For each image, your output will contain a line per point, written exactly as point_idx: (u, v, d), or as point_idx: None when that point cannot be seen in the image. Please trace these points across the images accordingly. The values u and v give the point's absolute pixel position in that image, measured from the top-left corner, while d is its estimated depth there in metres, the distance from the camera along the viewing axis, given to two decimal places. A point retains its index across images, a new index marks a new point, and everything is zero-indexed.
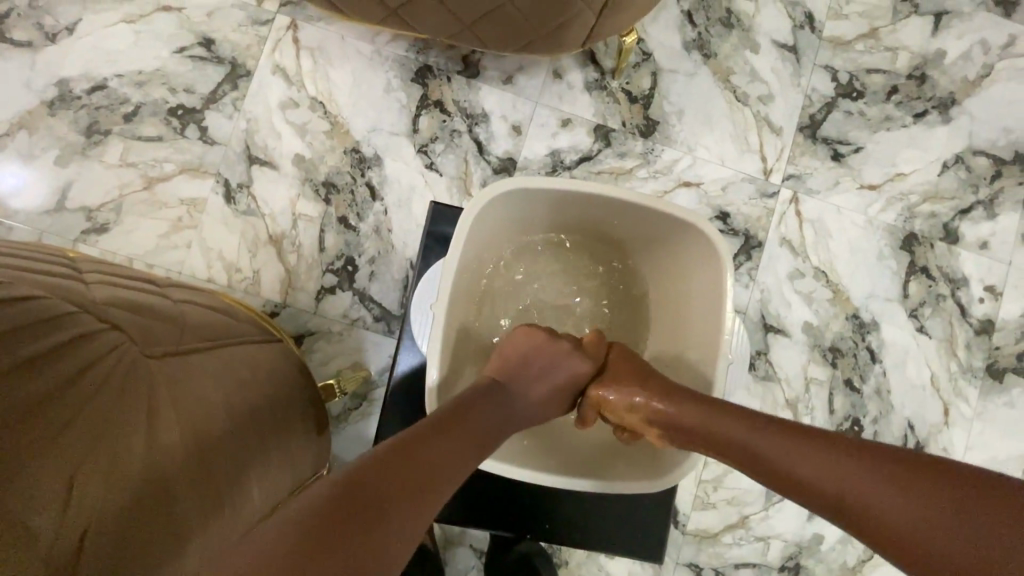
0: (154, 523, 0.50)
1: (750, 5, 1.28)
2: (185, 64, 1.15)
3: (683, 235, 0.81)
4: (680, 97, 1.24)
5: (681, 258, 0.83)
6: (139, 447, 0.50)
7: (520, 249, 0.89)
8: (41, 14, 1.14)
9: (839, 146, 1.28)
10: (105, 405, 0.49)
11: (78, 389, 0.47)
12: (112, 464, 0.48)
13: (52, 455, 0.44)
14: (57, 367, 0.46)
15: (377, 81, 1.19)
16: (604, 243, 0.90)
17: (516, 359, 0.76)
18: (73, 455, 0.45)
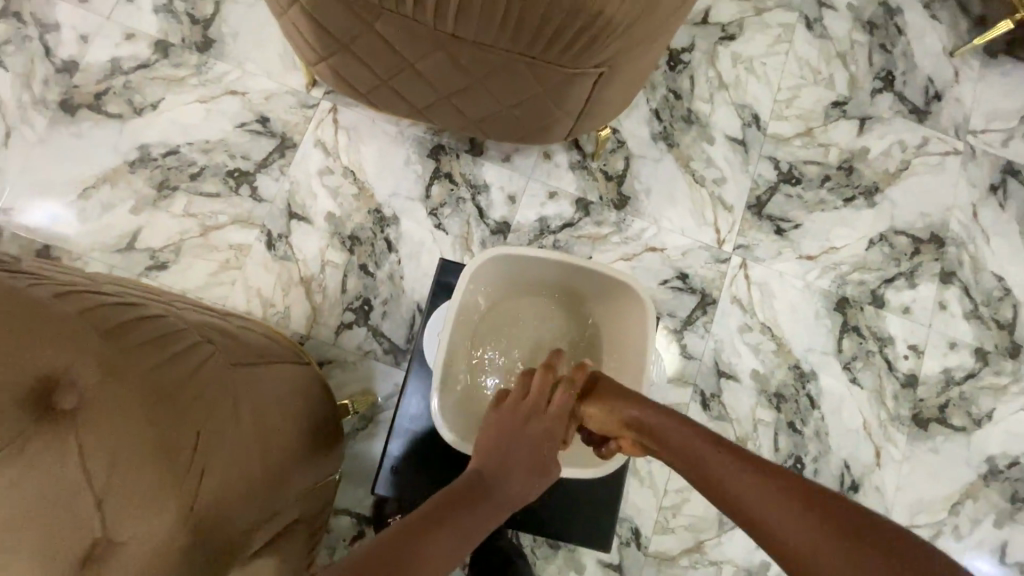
0: (229, 484, 0.66)
1: (706, 106, 1.56)
2: (244, 136, 1.42)
3: (628, 296, 1.02)
4: (647, 178, 1.51)
5: (627, 315, 1.04)
6: (233, 422, 0.69)
7: (499, 301, 1.10)
8: (131, 93, 1.41)
9: (781, 223, 1.53)
10: (216, 389, 0.68)
11: (202, 374, 0.67)
12: (219, 429, 0.66)
13: (193, 414, 0.62)
14: (188, 359, 0.66)
15: (399, 155, 1.45)
16: (565, 296, 1.11)
17: (507, 422, 0.89)
18: (204, 418, 0.64)
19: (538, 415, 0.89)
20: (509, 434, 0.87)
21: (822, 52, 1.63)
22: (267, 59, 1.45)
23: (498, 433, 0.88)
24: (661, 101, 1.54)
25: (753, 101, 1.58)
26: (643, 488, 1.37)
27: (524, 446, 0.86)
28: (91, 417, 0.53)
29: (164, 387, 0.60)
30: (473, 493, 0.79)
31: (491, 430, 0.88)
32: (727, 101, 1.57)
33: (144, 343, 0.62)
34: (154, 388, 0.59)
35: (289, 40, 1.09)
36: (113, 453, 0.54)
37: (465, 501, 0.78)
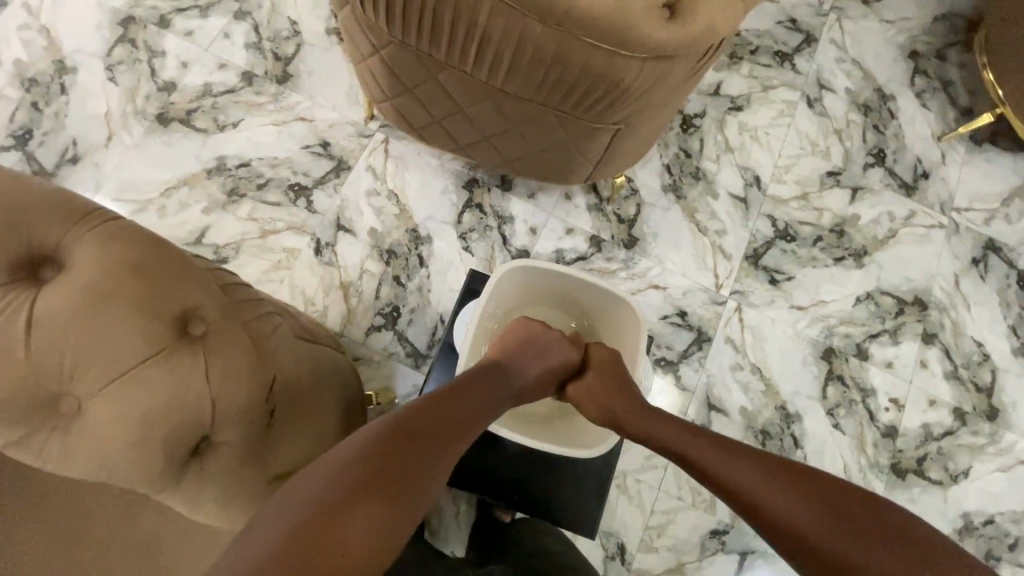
0: (290, 424, 0.78)
1: (713, 166, 1.75)
2: (307, 156, 1.64)
3: (625, 309, 1.17)
4: (656, 224, 1.68)
5: (622, 328, 1.20)
6: (303, 375, 0.82)
7: (517, 308, 1.26)
8: (217, 112, 1.65)
9: (775, 274, 1.68)
10: (291, 346, 0.82)
11: (282, 332, 0.81)
12: (294, 378, 0.79)
13: (277, 360, 0.76)
14: (274, 317, 0.81)
15: (438, 184, 1.65)
16: (572, 308, 1.27)
17: (525, 340, 1.06)
18: (284, 364, 0.77)
19: (557, 342, 1.07)
20: (520, 353, 1.04)
21: (820, 127, 1.83)
22: (334, 93, 1.69)
23: (515, 345, 1.05)
24: (673, 157, 1.74)
25: (755, 165, 1.77)
26: (631, 505, 1.47)
27: (530, 364, 1.03)
28: (215, 346, 0.67)
29: (260, 331, 0.74)
30: (487, 375, 0.95)
31: (514, 335, 1.06)
32: (732, 162, 1.76)
33: (243, 296, 0.77)
34: (254, 331, 0.73)
35: (362, 81, 1.30)
36: (221, 375, 0.67)
37: (486, 379, 0.94)
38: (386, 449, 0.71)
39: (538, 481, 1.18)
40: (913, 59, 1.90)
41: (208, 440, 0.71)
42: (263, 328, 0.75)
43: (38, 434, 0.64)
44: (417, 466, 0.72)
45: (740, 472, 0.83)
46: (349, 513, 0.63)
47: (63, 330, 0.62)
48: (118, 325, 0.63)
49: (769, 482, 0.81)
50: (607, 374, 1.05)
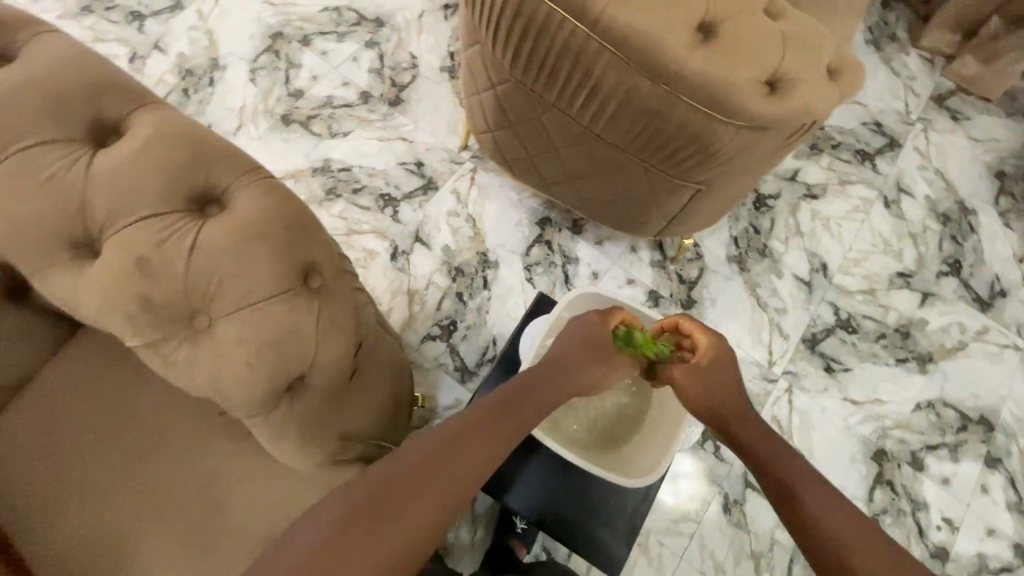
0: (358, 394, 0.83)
1: (781, 246, 1.78)
2: (401, 172, 1.79)
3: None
4: (716, 291, 1.71)
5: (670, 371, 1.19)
6: (379, 354, 0.88)
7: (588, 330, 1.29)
8: (333, 121, 1.85)
9: (832, 363, 1.66)
10: (375, 324, 0.88)
11: (370, 311, 0.87)
12: (373, 353, 0.85)
13: (366, 331, 0.82)
14: (366, 295, 0.88)
15: (513, 217, 1.75)
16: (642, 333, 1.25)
17: (582, 331, 1.09)
18: (369, 336, 0.83)
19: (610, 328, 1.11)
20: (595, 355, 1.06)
21: (895, 228, 1.84)
22: (436, 122, 1.86)
23: (572, 336, 1.08)
24: (741, 231, 1.78)
25: (824, 252, 1.79)
26: (650, 567, 1.42)
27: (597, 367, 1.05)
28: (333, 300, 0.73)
29: (360, 302, 0.80)
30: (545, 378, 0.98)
31: (570, 328, 1.10)
32: (801, 246, 1.79)
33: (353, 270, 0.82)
34: (356, 299, 0.79)
35: (470, 115, 1.45)
36: (329, 325, 0.71)
37: (541, 379, 0.98)
38: (443, 448, 0.76)
39: (571, 506, 1.17)
40: (999, 178, 1.90)
41: (303, 381, 0.73)
42: (361, 301, 0.82)
43: (162, 342, 0.67)
44: (470, 464, 0.76)
45: (816, 502, 0.80)
46: (407, 505, 0.68)
47: (217, 252, 0.66)
48: (266, 260, 0.67)
49: (845, 515, 0.77)
50: (710, 382, 1.04)
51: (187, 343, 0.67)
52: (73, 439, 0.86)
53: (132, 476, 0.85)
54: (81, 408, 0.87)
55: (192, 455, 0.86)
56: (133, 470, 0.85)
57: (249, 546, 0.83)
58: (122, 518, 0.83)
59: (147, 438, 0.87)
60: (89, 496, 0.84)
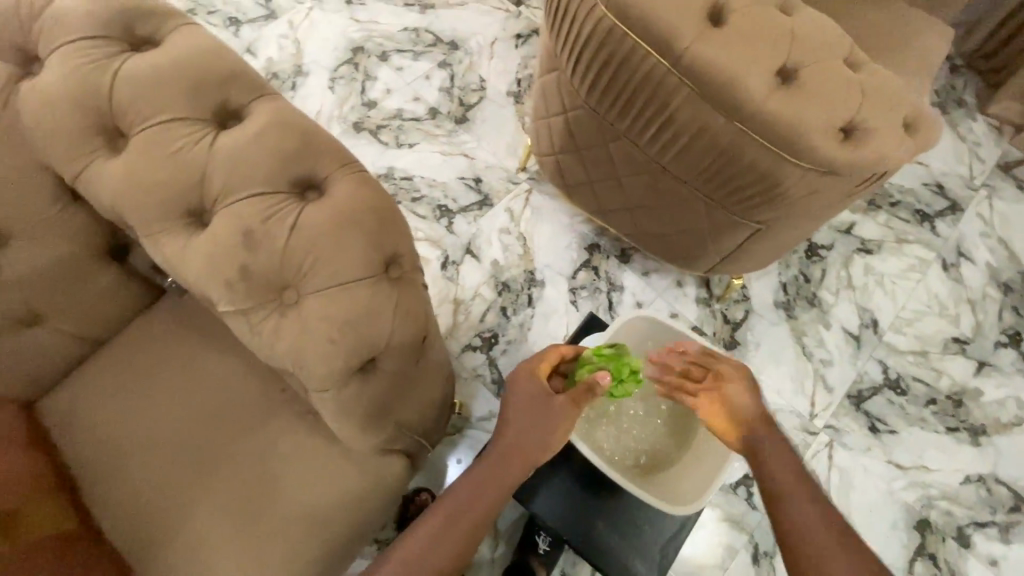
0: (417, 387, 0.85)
1: (830, 297, 1.76)
2: (459, 186, 1.86)
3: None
4: (760, 334, 1.69)
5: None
6: (439, 352, 0.91)
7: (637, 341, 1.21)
8: (400, 133, 1.94)
9: (877, 422, 1.61)
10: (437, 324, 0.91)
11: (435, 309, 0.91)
12: (435, 350, 0.88)
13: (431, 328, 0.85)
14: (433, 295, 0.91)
15: (563, 240, 1.79)
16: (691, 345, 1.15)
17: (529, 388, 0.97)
18: (433, 334, 0.86)
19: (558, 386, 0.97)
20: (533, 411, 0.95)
21: (952, 292, 1.79)
22: (497, 142, 1.94)
23: (521, 394, 0.97)
24: (791, 278, 1.77)
25: (875, 308, 1.75)
26: None
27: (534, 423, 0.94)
28: (408, 294, 0.76)
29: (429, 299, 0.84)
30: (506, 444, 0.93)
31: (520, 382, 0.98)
32: (851, 299, 1.76)
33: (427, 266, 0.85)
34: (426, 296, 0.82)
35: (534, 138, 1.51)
36: (403, 313, 0.74)
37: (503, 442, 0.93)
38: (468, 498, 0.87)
39: (604, 531, 1.15)
40: None
41: (372, 365, 0.76)
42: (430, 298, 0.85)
43: (253, 312, 0.72)
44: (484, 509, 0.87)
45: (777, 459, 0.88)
46: (434, 551, 0.82)
47: (314, 233, 0.71)
48: (357, 246, 0.72)
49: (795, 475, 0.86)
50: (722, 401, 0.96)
51: (276, 315, 0.72)
52: (145, 398, 0.92)
53: (192, 441, 0.90)
54: (154, 371, 0.93)
55: (248, 429, 0.90)
56: (193, 435, 0.90)
57: (298, 521, 0.86)
58: (180, 480, 0.88)
59: (210, 405, 0.92)
60: (152, 453, 0.89)
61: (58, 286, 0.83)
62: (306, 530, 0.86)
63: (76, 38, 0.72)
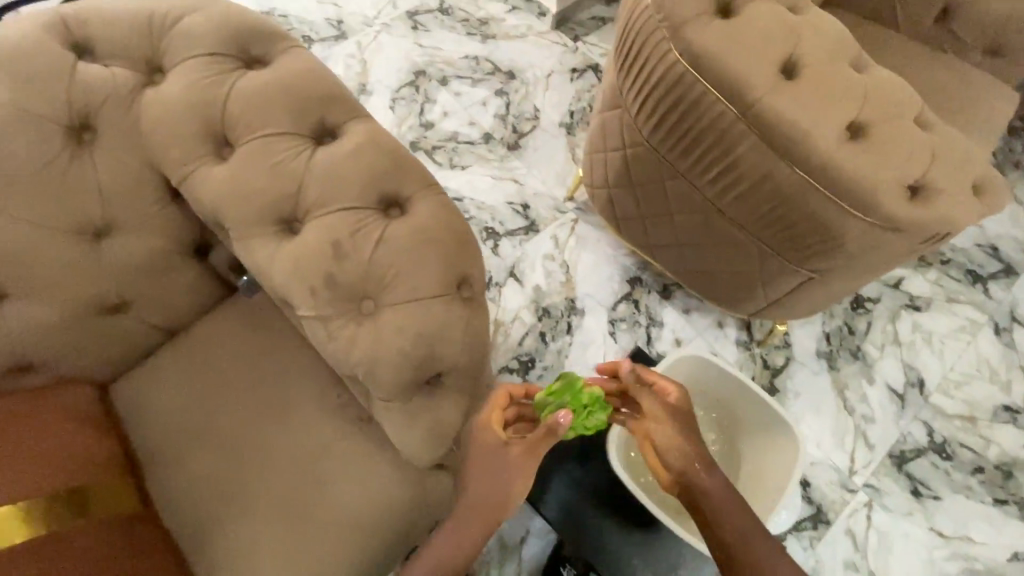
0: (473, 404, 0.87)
1: (875, 351, 1.72)
2: (507, 210, 1.90)
3: (785, 438, 0.99)
4: (800, 383, 1.67)
5: (778, 458, 1.00)
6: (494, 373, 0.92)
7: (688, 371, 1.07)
8: (454, 155, 2.01)
9: (920, 486, 1.55)
10: None
11: None
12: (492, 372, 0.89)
13: None
14: None
15: (605, 270, 1.80)
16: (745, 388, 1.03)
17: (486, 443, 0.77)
18: None
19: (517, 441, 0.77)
20: (484, 466, 0.77)
21: (1004, 358, 1.74)
22: (547, 170, 1.98)
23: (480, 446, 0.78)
24: (834, 328, 1.74)
25: (922, 368, 1.71)
26: None
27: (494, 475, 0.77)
28: (477, 315, 0.79)
29: None
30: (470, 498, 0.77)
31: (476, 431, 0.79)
32: (897, 355, 1.72)
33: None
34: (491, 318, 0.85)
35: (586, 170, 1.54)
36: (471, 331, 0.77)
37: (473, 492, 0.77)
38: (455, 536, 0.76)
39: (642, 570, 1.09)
40: None
41: (438, 379, 0.79)
42: None
43: (332, 318, 0.75)
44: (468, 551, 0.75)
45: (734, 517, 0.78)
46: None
47: (397, 249, 0.74)
48: (435, 264, 0.75)
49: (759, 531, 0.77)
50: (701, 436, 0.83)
51: (354, 323, 0.75)
52: (210, 392, 0.96)
53: (250, 437, 0.93)
54: (221, 366, 0.98)
55: (303, 431, 0.93)
56: (252, 432, 0.93)
57: (346, 526, 0.88)
58: (237, 475, 0.91)
59: (269, 403, 0.95)
60: (213, 446, 0.93)
61: (147, 278, 0.88)
62: (354, 536, 0.88)
63: (197, 55, 0.79)
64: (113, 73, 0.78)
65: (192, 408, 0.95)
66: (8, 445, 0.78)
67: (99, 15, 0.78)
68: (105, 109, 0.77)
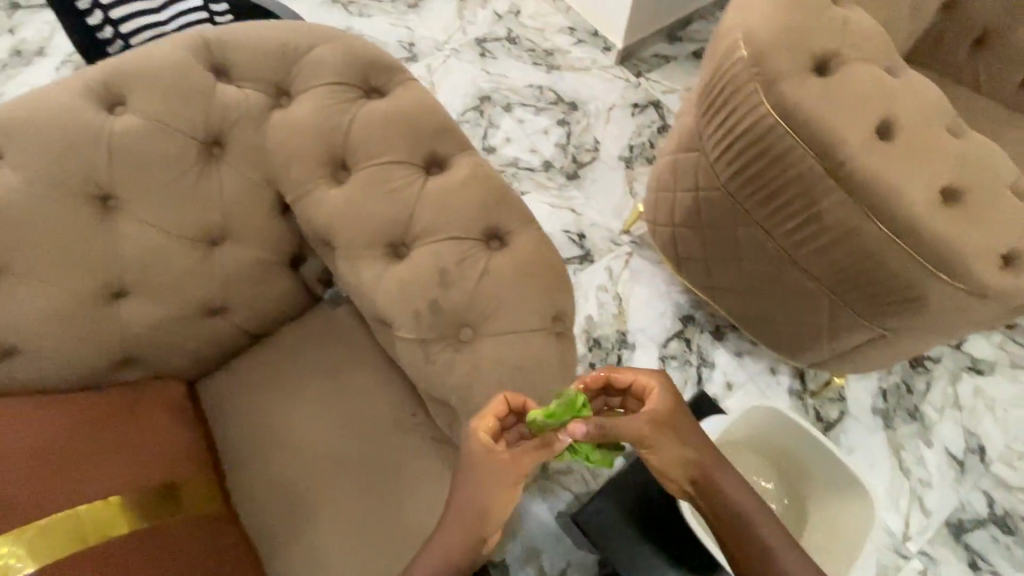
0: None
1: (935, 413, 1.67)
2: (563, 238, 1.92)
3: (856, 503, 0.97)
4: (854, 439, 1.63)
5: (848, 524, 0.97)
6: None
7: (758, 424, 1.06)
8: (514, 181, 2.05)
9: (977, 559, 1.50)
10: None
11: None
12: None
13: None
14: None
15: (658, 306, 1.80)
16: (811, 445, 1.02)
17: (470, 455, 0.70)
18: None
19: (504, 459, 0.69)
20: (471, 475, 0.69)
21: None
22: (604, 202, 2.01)
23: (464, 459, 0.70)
24: (892, 384, 1.70)
25: (984, 435, 1.65)
26: None
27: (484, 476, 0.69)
28: (568, 352, 0.81)
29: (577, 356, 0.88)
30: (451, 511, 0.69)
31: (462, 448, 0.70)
32: (957, 420, 1.66)
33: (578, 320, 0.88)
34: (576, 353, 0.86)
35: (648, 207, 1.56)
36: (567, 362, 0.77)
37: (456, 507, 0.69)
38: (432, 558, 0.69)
39: None
40: None
41: None
42: None
43: (433, 343, 0.78)
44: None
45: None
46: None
47: (500, 281, 0.78)
48: (535, 298, 0.78)
49: None
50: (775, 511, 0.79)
51: (453, 350, 0.78)
52: (290, 399, 0.99)
53: (327, 447, 0.96)
54: (302, 374, 1.01)
55: (379, 446, 0.96)
56: (328, 440, 0.96)
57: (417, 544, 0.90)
58: (314, 483, 0.94)
59: (347, 416, 0.98)
60: (292, 452, 0.96)
61: (248, 286, 0.92)
62: None
63: (324, 84, 0.84)
64: (246, 95, 0.83)
65: (273, 414, 0.99)
66: (109, 437, 0.78)
67: (238, 40, 0.84)
68: (237, 130, 0.82)
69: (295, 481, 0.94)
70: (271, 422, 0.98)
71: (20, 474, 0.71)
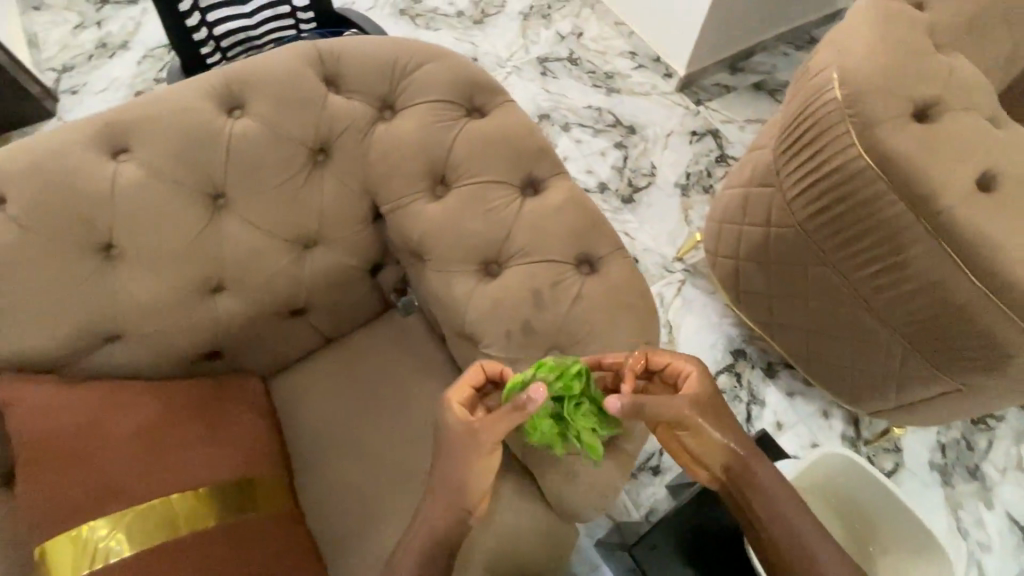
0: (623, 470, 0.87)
1: (996, 474, 1.59)
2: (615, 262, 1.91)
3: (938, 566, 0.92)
4: (909, 492, 1.56)
5: None
6: None
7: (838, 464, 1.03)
8: None
9: None
10: None
11: None
12: None
13: None
14: None
15: (709, 338, 1.77)
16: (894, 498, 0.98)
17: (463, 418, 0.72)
18: None
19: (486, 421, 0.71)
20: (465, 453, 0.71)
21: None
22: (658, 229, 1.97)
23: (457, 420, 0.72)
24: (951, 439, 1.63)
25: None
26: None
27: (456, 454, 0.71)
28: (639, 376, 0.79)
29: None
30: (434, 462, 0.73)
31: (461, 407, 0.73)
32: (1020, 483, 1.58)
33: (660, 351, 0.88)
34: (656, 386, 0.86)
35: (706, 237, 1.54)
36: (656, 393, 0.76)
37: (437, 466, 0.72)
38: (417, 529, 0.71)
39: None
40: None
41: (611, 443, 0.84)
42: None
43: (520, 363, 0.79)
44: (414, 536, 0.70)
45: None
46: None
47: (593, 307, 0.79)
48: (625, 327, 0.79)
49: None
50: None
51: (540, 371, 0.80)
52: (358, 404, 1.00)
53: (393, 455, 0.96)
54: (371, 380, 1.02)
55: None
56: (394, 448, 0.97)
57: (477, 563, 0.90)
58: (379, 491, 0.94)
59: (413, 425, 0.98)
60: (358, 457, 0.96)
61: (333, 290, 0.94)
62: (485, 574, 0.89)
63: (430, 100, 0.86)
64: (354, 105, 0.85)
65: (339, 418, 0.99)
66: (204, 426, 0.79)
67: (349, 53, 0.87)
68: (343, 139, 0.85)
69: (359, 487, 0.95)
70: (338, 426, 0.99)
71: (124, 454, 0.72)
